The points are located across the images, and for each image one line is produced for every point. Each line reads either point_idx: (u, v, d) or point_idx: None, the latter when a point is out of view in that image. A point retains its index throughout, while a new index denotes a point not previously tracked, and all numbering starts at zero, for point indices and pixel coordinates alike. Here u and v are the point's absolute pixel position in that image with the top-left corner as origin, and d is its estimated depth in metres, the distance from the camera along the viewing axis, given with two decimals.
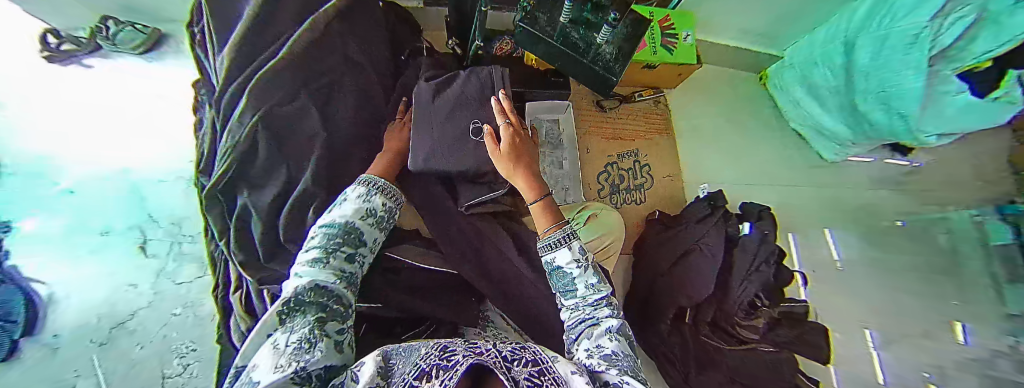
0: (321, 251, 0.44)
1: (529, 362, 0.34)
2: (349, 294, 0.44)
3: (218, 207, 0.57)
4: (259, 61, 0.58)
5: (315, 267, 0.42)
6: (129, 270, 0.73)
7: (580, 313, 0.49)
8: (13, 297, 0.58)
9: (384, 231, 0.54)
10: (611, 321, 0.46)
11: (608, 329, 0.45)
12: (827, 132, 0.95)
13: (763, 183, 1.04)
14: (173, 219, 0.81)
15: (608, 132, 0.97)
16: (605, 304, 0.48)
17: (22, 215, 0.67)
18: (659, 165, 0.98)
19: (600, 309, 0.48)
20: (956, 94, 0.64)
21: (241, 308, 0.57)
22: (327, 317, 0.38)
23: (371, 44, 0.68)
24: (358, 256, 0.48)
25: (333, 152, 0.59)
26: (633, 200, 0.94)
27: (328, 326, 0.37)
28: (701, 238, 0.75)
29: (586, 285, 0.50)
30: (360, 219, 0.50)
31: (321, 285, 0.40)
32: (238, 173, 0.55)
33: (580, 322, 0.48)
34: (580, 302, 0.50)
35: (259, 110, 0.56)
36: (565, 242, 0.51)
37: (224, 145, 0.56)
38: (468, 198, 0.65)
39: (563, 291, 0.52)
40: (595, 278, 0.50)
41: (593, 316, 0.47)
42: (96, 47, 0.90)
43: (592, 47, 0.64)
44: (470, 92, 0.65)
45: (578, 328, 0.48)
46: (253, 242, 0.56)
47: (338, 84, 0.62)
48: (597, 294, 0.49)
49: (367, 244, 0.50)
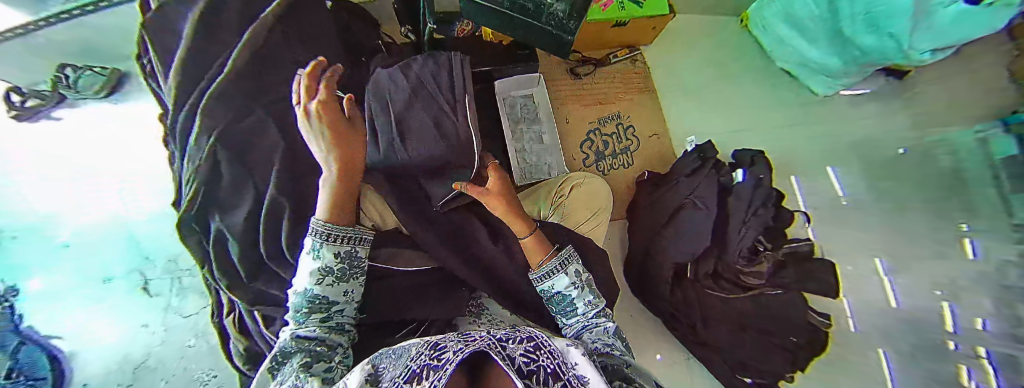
0: (297, 316, 0.46)
1: (524, 339, 0.34)
2: (336, 336, 0.47)
3: (196, 236, 0.57)
4: (207, 79, 0.57)
5: (297, 326, 0.46)
6: (139, 312, 0.79)
7: (579, 323, 0.52)
8: (35, 354, 0.70)
9: (355, 279, 0.51)
10: (610, 332, 0.49)
11: (608, 337, 0.47)
12: (816, 66, 0.89)
13: (757, 127, 0.99)
14: (169, 256, 0.84)
15: (585, 98, 0.94)
16: (603, 316, 0.52)
17: (30, 279, 0.77)
18: (643, 125, 0.94)
19: (596, 318, 0.51)
20: (950, 4, 0.56)
21: (235, 329, 0.59)
22: (312, 360, 0.40)
23: (321, 46, 0.66)
24: (337, 311, 0.48)
25: (299, 162, 0.58)
26: (620, 164, 0.91)
27: (314, 368, 0.39)
28: (693, 191, 0.73)
29: (583, 299, 0.53)
30: (317, 283, 0.46)
31: (302, 335, 0.44)
32: (207, 198, 0.55)
33: (581, 331, 0.50)
34: (582, 320, 0.52)
35: (214, 132, 0.55)
36: (563, 270, 0.54)
37: (189, 171, 0.56)
38: (440, 195, 0.62)
39: (561, 306, 0.54)
40: (592, 294, 0.54)
41: (591, 324, 0.51)
42: (60, 96, 0.89)
43: (542, 7, 0.59)
44: (427, 77, 0.62)
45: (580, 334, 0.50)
46: (235, 265, 0.56)
47: (293, 92, 0.61)
48: (594, 309, 0.52)
49: (342, 297, 0.49)
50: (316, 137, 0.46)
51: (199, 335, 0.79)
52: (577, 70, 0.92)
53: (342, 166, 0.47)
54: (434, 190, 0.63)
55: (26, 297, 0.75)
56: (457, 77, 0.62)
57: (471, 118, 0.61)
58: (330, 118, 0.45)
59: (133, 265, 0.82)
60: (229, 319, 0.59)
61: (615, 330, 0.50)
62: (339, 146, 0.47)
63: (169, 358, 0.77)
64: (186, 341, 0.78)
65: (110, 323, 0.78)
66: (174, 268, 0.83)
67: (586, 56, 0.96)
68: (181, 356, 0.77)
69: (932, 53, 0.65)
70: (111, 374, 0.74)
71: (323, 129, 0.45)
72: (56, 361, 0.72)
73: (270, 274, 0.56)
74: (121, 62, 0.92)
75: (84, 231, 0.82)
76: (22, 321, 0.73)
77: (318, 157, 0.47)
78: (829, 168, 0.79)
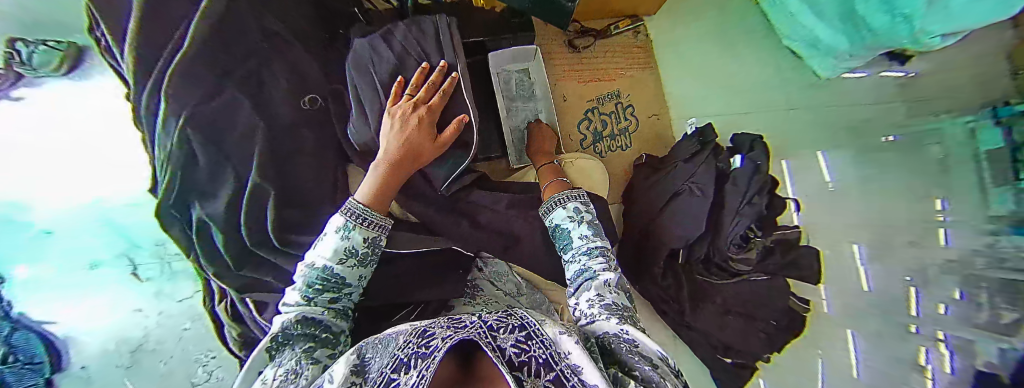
0: (308, 291, 0.47)
1: (516, 327, 0.35)
2: (341, 320, 0.50)
3: (180, 224, 0.57)
4: (168, 55, 0.52)
5: (306, 300, 0.47)
6: (132, 296, 0.80)
7: (574, 262, 0.53)
8: (33, 342, 0.72)
9: (370, 264, 0.51)
10: (600, 277, 0.48)
11: (599, 291, 0.46)
12: (823, 46, 0.76)
13: (783, 99, 0.87)
14: (154, 241, 0.81)
15: (583, 73, 0.88)
16: (595, 248, 0.52)
17: (18, 266, 0.76)
18: (643, 104, 0.90)
19: (588, 258, 0.51)
20: None
21: (229, 316, 0.59)
22: (314, 346, 0.43)
23: (295, 13, 0.60)
24: (346, 293, 0.50)
25: (278, 145, 0.55)
26: (618, 146, 0.88)
27: (316, 353, 0.43)
28: (690, 177, 0.71)
29: (577, 235, 0.54)
30: (338, 263, 0.47)
31: (308, 316, 0.46)
32: (186, 182, 0.54)
33: (576, 268, 0.52)
34: (576, 254, 0.53)
35: (183, 113, 0.52)
36: (561, 204, 0.57)
37: (161, 157, 0.54)
38: (441, 180, 0.62)
39: (560, 243, 0.56)
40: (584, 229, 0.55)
41: (584, 261, 0.52)
42: (15, 75, 0.77)
43: None
44: (411, 48, 0.57)
45: (576, 272, 0.51)
46: (221, 252, 0.55)
47: (266, 67, 0.56)
48: (586, 244, 0.53)
49: (355, 280, 0.50)
50: (402, 126, 0.52)
51: (194, 319, 0.80)
52: (575, 43, 0.86)
53: (416, 155, 0.53)
54: (434, 172, 0.62)
55: (17, 283, 0.75)
56: (445, 47, 0.57)
57: (466, 90, 0.59)
58: (432, 116, 0.53)
59: (121, 251, 0.80)
60: (221, 305, 0.60)
61: (606, 267, 0.50)
62: (423, 140, 0.52)
63: (167, 340, 0.79)
64: (182, 324, 0.80)
65: (108, 306, 0.79)
66: (164, 253, 0.81)
67: (586, 27, 0.89)
68: (178, 339, 0.79)
69: (943, 38, 0.53)
70: (109, 354, 0.77)
71: (421, 120, 0.52)
72: (52, 345, 0.74)
73: (259, 261, 0.56)
74: (74, 34, 0.78)
75: (59, 218, 0.78)
76: (14, 307, 0.74)
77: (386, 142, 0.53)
78: (822, 154, 0.73)
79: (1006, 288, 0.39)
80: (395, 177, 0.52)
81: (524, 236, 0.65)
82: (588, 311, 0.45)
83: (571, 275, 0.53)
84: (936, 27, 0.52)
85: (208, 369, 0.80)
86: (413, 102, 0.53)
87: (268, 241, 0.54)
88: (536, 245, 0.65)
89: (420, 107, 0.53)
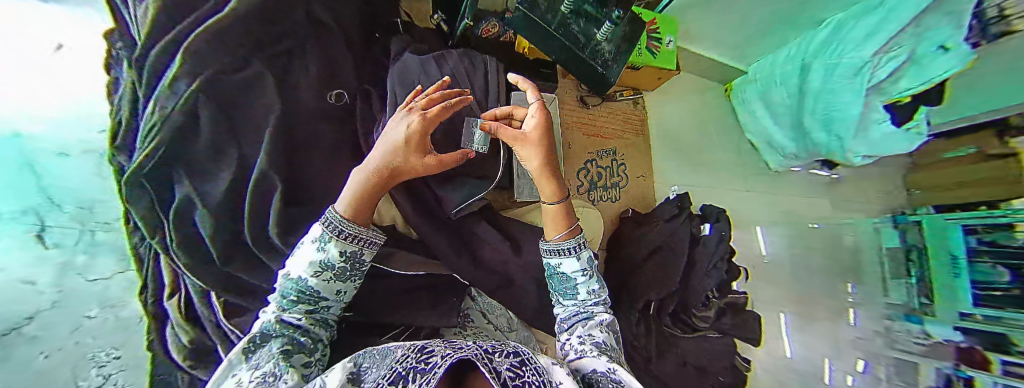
0: (283, 301, 0.44)
1: (511, 354, 0.33)
2: (320, 329, 0.47)
3: (147, 201, 0.47)
4: (198, 16, 0.50)
5: (282, 310, 0.44)
6: (25, 262, 0.58)
7: (573, 309, 0.53)
8: None
9: (350, 278, 0.48)
10: (597, 332, 0.49)
11: (596, 340, 0.47)
12: (775, 145, 1.02)
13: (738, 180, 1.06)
14: (82, 202, 0.64)
15: (590, 129, 0.96)
16: (597, 305, 0.52)
17: None
18: (634, 165, 1.01)
19: (588, 310, 0.52)
20: (880, 122, 0.73)
21: (180, 314, 0.51)
22: (292, 350, 0.40)
23: (343, 9, 0.61)
24: (324, 307, 0.47)
25: (296, 132, 0.53)
26: (608, 197, 0.95)
27: (293, 358, 0.39)
28: (670, 236, 0.81)
29: (580, 284, 0.53)
30: (313, 276, 0.44)
31: (289, 320, 0.43)
32: (174, 152, 0.47)
33: (574, 319, 0.52)
34: (579, 304, 0.53)
35: (199, 78, 0.48)
36: (574, 253, 0.52)
37: (150, 117, 0.47)
38: (454, 204, 0.61)
39: (559, 290, 0.55)
40: (590, 280, 0.53)
41: (581, 313, 0.52)
42: None
43: (592, 41, 0.64)
44: (460, 73, 0.62)
45: (574, 321, 0.52)
46: (205, 242, 0.48)
47: (300, 50, 0.56)
48: (588, 296, 0.53)
49: (333, 295, 0.47)
50: (391, 136, 0.50)
51: (107, 306, 0.64)
52: (587, 100, 0.95)
53: (393, 163, 0.49)
54: (448, 196, 0.62)
55: None
56: (491, 78, 0.63)
57: None
58: (423, 127, 0.51)
59: (26, 203, 0.59)
60: (172, 301, 0.51)
61: (603, 323, 0.50)
62: (405, 148, 0.50)
63: (56, 328, 0.59)
64: (85, 311, 0.62)
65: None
66: (88, 219, 0.64)
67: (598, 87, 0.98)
68: (74, 329, 0.60)
69: (863, 158, 0.83)
70: None
71: (409, 127, 0.50)
72: None
73: (246, 256, 0.50)
74: None
75: None
76: None
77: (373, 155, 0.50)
78: (760, 229, 0.97)
79: (899, 366, 0.66)
80: (375, 190, 0.49)
81: (515, 276, 0.65)
82: (578, 347, 0.46)
83: (565, 322, 0.53)
84: (861, 151, 0.80)
85: (105, 372, 0.62)
86: (412, 108, 0.52)
87: (262, 235, 0.50)
88: (529, 283, 0.65)
89: (410, 117, 0.51)
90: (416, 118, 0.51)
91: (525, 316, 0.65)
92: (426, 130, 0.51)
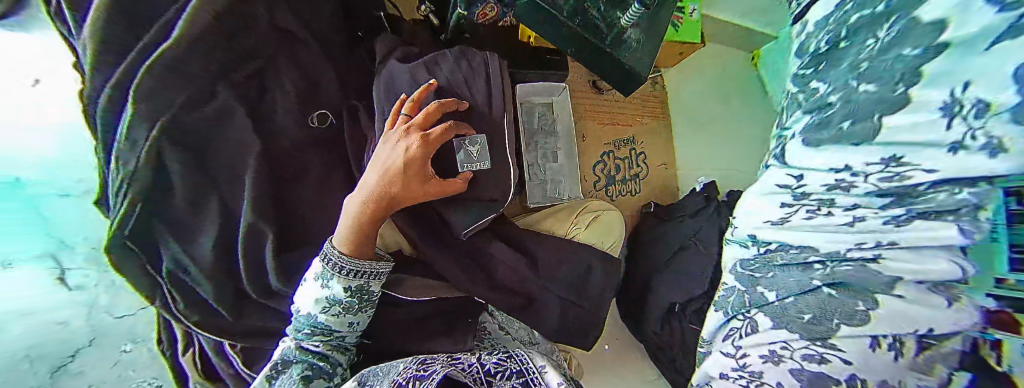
0: (299, 332, 0.48)
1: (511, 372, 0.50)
2: (340, 353, 0.51)
3: (138, 265, 0.45)
4: (142, 49, 0.43)
5: (300, 338, 0.48)
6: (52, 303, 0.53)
7: (815, 179, 0.28)
8: None
9: (360, 310, 0.50)
10: (839, 348, 0.27)
11: (802, 353, 0.29)
12: None
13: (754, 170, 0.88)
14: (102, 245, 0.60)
15: (603, 116, 0.86)
16: (909, 167, 0.22)
17: None
18: (654, 153, 0.89)
19: (840, 247, 0.26)
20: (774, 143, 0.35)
21: (196, 373, 0.50)
22: (312, 375, 0.46)
23: (316, 13, 0.53)
24: (339, 336, 0.50)
25: (278, 167, 0.49)
26: (627, 191, 0.86)
27: (312, 383, 0.45)
28: (696, 232, 0.71)
29: (926, 66, 0.20)
30: (323, 311, 0.47)
31: (306, 346, 0.48)
32: (153, 211, 0.44)
33: (779, 261, 0.31)
34: (841, 191, 0.26)
35: (160, 120, 0.43)
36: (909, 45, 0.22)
37: (119, 175, 0.43)
38: (464, 226, 0.57)
39: (853, 60, 0.26)
40: (959, 81, 0.19)
41: (835, 186, 0.26)
42: None
43: (615, 29, 0.53)
44: (457, 80, 0.54)
45: (774, 286, 0.31)
46: (207, 300, 0.47)
47: (272, 68, 0.49)
48: (897, 144, 0.22)
49: (346, 327, 0.49)
50: (382, 163, 0.48)
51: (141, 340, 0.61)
52: (601, 84, 0.85)
53: (389, 192, 0.47)
54: (455, 218, 0.57)
55: None
56: (492, 81, 0.54)
57: (509, 135, 0.55)
58: (421, 153, 0.47)
59: None
60: (186, 357, 0.50)
61: (851, 321, 0.26)
62: (402, 176, 0.47)
63: (94, 365, 0.55)
64: (121, 345, 0.59)
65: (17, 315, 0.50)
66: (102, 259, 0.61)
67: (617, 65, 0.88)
68: (114, 363, 0.57)
69: None
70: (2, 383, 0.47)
71: (408, 152, 0.47)
72: None
73: (257, 306, 0.50)
74: None
75: None
76: None
77: (364, 180, 0.49)
78: None
79: None
80: (371, 223, 0.48)
81: (534, 291, 0.63)
82: (792, 349, 0.29)
83: (797, 161, 0.30)
84: None
85: None
86: (410, 127, 0.49)
87: (264, 284, 0.49)
88: (548, 299, 0.62)
89: (401, 139, 0.48)
90: (411, 141, 0.48)
91: (547, 331, 0.63)
92: (424, 155, 0.47)
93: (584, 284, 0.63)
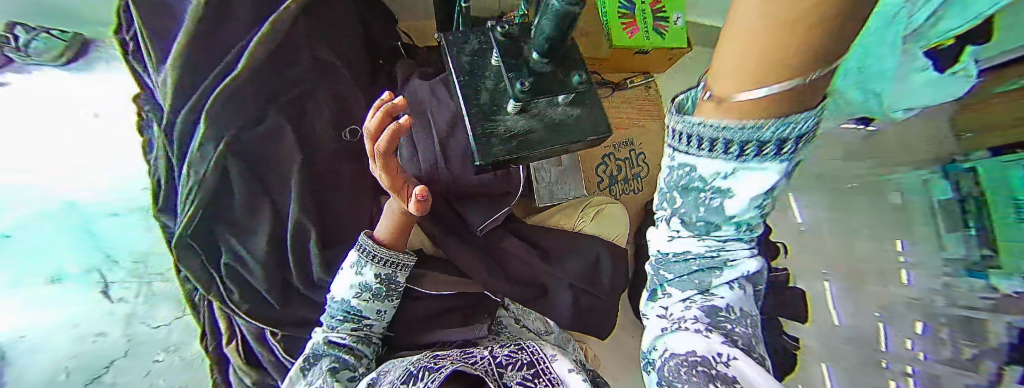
0: (332, 322, 0.52)
1: (525, 365, 0.50)
2: (364, 346, 0.53)
3: (199, 259, 0.51)
4: (218, 74, 0.51)
5: (330, 330, 0.52)
6: (93, 316, 0.60)
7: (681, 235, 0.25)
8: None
9: (387, 299, 0.54)
10: (715, 293, 0.25)
11: (703, 307, 0.25)
12: None
13: None
14: (138, 256, 0.65)
15: None
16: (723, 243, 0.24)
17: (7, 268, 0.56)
18: (652, 153, 0.94)
19: (698, 249, 0.24)
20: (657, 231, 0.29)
21: (241, 360, 0.55)
22: (338, 367, 0.48)
23: (343, 43, 0.60)
24: (367, 325, 0.53)
25: (317, 172, 0.54)
26: (630, 189, 0.91)
27: (340, 375, 0.48)
28: None
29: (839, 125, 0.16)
30: (356, 297, 0.51)
31: (333, 340, 0.51)
32: (213, 213, 0.50)
33: (670, 256, 0.26)
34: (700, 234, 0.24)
35: (224, 137, 0.50)
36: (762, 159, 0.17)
37: (186, 183, 0.49)
38: (481, 221, 0.64)
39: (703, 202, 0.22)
40: None
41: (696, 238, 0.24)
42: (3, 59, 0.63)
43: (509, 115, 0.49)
44: None
45: (673, 273, 0.26)
46: (259, 292, 0.52)
47: (311, 91, 0.55)
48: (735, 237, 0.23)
49: (374, 314, 0.53)
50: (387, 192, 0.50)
51: (171, 349, 0.63)
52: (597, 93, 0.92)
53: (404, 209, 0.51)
54: (471, 214, 0.63)
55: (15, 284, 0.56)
56: None
57: None
58: (394, 180, 0.46)
59: (88, 264, 0.61)
60: (230, 347, 0.55)
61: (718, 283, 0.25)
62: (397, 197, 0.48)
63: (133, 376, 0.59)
64: (155, 354, 0.62)
65: (57, 329, 0.57)
66: (144, 272, 0.65)
67: (606, 78, 0.94)
68: (146, 374, 0.61)
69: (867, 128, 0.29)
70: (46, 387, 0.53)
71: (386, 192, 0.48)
72: None
73: (299, 299, 0.54)
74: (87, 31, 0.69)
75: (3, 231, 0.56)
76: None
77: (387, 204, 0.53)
78: None
79: None
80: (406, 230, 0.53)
81: (545, 282, 0.66)
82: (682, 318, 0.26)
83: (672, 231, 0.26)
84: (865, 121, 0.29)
85: None
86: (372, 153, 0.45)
87: (309, 275, 0.54)
88: (560, 288, 0.65)
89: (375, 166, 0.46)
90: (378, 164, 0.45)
91: (563, 322, 0.65)
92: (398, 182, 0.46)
93: (595, 271, 0.67)
